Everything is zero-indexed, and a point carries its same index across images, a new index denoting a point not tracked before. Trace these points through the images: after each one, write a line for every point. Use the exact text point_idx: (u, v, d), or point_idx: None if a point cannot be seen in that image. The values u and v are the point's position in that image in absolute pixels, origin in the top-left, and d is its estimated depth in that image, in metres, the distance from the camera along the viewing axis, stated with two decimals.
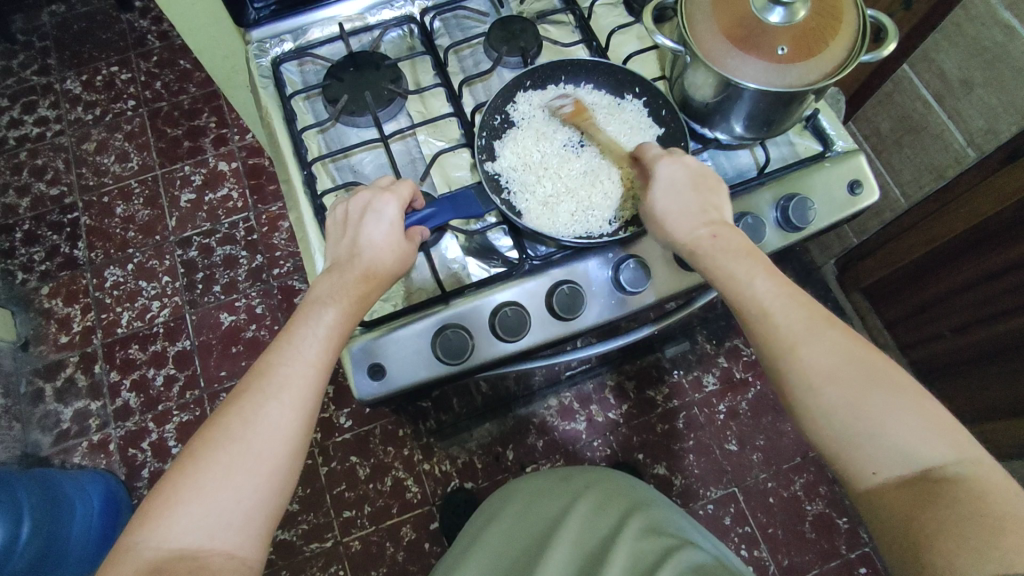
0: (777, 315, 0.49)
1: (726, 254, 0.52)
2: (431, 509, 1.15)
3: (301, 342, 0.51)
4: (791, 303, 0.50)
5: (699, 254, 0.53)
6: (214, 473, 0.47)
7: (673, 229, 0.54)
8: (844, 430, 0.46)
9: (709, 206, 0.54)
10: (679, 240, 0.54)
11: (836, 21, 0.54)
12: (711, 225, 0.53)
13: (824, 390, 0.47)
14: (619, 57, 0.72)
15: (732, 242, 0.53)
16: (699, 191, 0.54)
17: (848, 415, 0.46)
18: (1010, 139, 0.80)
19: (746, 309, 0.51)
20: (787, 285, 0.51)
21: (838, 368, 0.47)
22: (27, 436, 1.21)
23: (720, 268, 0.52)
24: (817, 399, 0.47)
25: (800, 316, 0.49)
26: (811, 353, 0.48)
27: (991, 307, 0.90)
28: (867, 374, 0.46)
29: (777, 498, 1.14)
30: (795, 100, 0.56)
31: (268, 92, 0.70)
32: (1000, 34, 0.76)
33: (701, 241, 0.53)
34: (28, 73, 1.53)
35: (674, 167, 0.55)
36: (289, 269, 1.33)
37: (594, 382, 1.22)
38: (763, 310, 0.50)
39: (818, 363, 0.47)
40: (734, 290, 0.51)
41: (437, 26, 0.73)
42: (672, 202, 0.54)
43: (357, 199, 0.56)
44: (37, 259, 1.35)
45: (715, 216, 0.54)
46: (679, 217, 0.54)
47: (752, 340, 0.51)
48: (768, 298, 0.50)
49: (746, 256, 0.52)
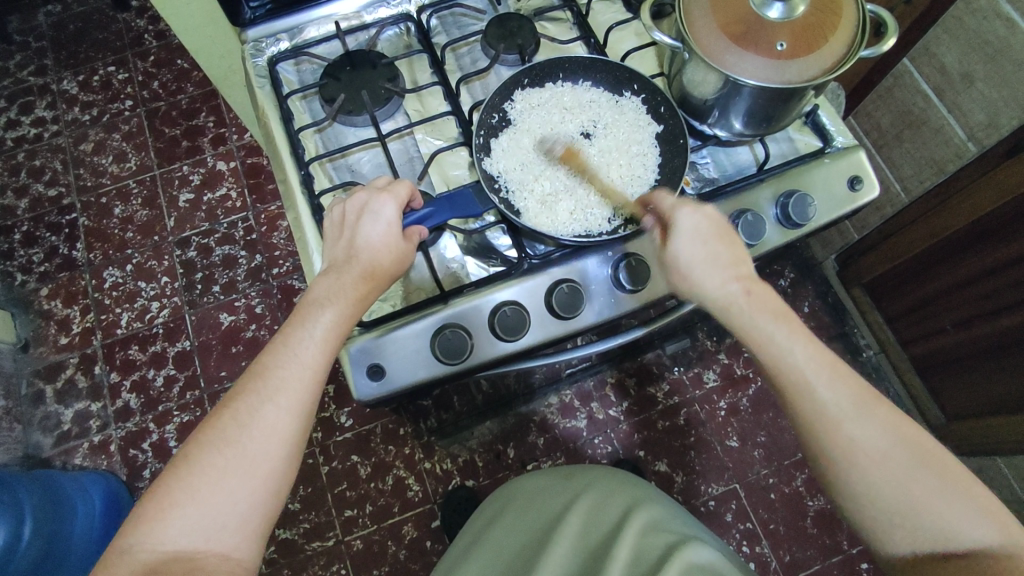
0: (822, 389, 0.49)
1: (766, 316, 0.52)
2: (433, 507, 1.15)
3: (298, 344, 0.51)
4: (834, 375, 0.50)
5: (733, 310, 0.52)
6: (209, 476, 0.47)
7: (702, 282, 0.53)
8: (888, 511, 0.46)
9: (736, 258, 0.53)
10: (710, 293, 0.53)
11: (835, 17, 0.54)
12: (743, 280, 0.53)
13: (871, 469, 0.47)
14: (617, 53, 0.72)
15: (765, 301, 0.52)
16: (724, 242, 0.54)
17: (894, 495, 0.46)
18: (1011, 133, 0.80)
19: (786, 378, 0.50)
20: (827, 355, 0.51)
21: (883, 448, 0.47)
22: (28, 437, 1.21)
23: (760, 333, 0.51)
24: (861, 478, 0.47)
25: (844, 390, 0.49)
26: (856, 429, 0.48)
27: (992, 302, 0.90)
28: (910, 453, 0.47)
29: (778, 494, 1.14)
30: (794, 96, 0.56)
31: (265, 91, 0.69)
32: (1002, 27, 0.75)
33: (735, 296, 0.52)
34: (25, 73, 1.53)
35: (695, 217, 0.54)
36: (289, 268, 1.33)
37: (595, 379, 1.22)
38: (806, 381, 0.50)
39: (863, 441, 0.47)
40: (774, 358, 0.51)
41: (434, 23, 0.73)
42: (699, 254, 0.53)
43: (354, 200, 0.55)
44: (36, 260, 1.35)
45: (743, 270, 0.54)
46: (706, 269, 0.53)
47: (790, 410, 0.51)
48: (809, 368, 0.50)
49: (784, 319, 0.52)
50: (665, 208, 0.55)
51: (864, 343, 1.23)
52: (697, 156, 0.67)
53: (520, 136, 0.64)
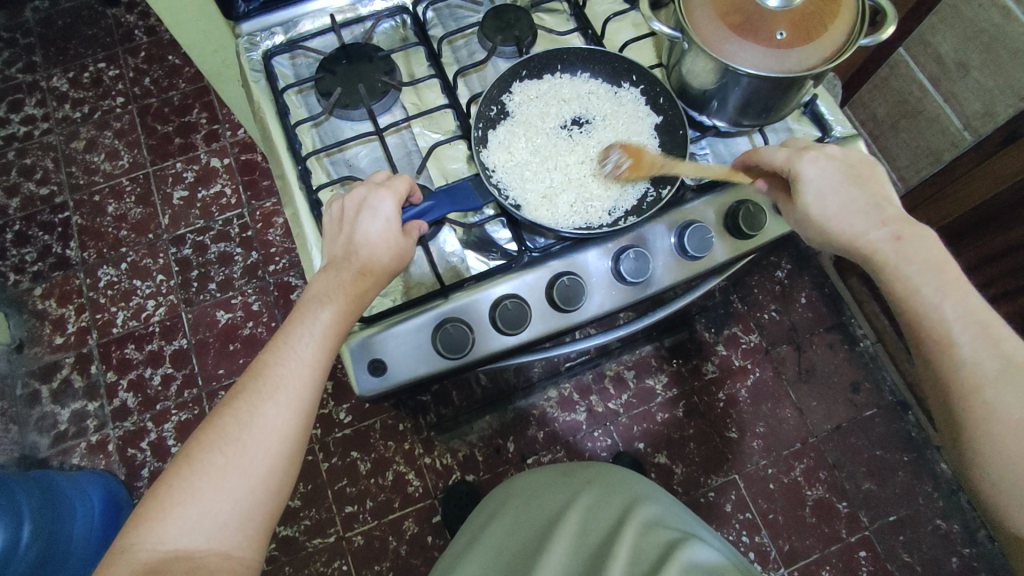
0: (965, 351, 0.48)
1: (913, 262, 0.50)
2: (433, 503, 1.15)
3: (296, 342, 0.51)
4: (983, 337, 0.48)
5: (878, 257, 0.51)
6: (210, 474, 0.46)
7: (844, 228, 0.52)
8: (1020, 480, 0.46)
9: (877, 201, 0.52)
10: (856, 241, 0.52)
11: (835, 5, 0.54)
12: (889, 225, 0.51)
13: (1005, 440, 0.46)
14: (615, 44, 0.71)
15: (918, 246, 0.50)
16: (857, 183, 0.53)
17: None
18: (1007, 121, 0.80)
19: (926, 335, 0.50)
20: (978, 313, 0.49)
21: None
22: (24, 438, 1.20)
23: (905, 282, 0.50)
24: (991, 444, 0.47)
25: (993, 355, 0.47)
26: (998, 400, 0.47)
27: (992, 289, 0.90)
28: None
29: (777, 485, 1.15)
30: (793, 85, 0.56)
31: (260, 86, 0.69)
32: (998, 15, 0.75)
33: (882, 243, 0.51)
34: (14, 71, 1.51)
35: (821, 164, 0.53)
36: (285, 265, 1.32)
37: (594, 372, 1.22)
38: (947, 341, 0.49)
39: (1005, 410, 0.46)
40: (915, 312, 0.50)
41: (429, 15, 0.72)
42: (836, 202, 0.52)
43: (353, 195, 0.55)
44: (29, 260, 1.34)
45: (886, 213, 0.52)
46: (848, 218, 0.52)
47: (927, 367, 0.51)
48: (956, 328, 0.48)
49: (933, 267, 0.50)
50: (782, 162, 0.55)
51: (861, 333, 1.24)
52: (696, 147, 0.67)
53: (518, 129, 0.63)
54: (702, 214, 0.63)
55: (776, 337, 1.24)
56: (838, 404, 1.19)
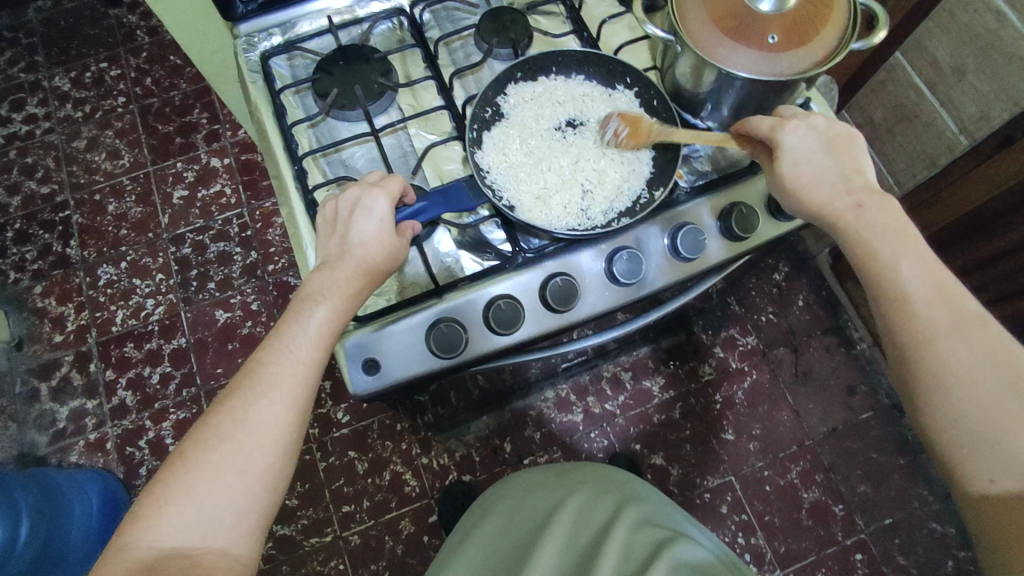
0: (920, 306, 0.48)
1: (874, 227, 0.51)
2: (430, 502, 1.15)
3: (291, 341, 0.51)
4: (938, 294, 0.48)
5: (841, 223, 0.52)
6: (205, 472, 0.47)
7: (812, 194, 0.53)
8: (966, 428, 0.45)
9: (850, 172, 0.53)
10: (821, 207, 0.52)
11: (827, 8, 0.54)
12: (855, 193, 0.52)
13: (955, 391, 0.46)
14: (610, 47, 0.72)
15: (882, 214, 0.51)
16: (833, 154, 0.53)
17: (976, 419, 0.45)
18: (1003, 125, 0.80)
19: (883, 292, 0.49)
20: (935, 272, 0.49)
21: (976, 373, 0.46)
22: (24, 435, 1.21)
23: (862, 244, 0.51)
24: (938, 391, 0.47)
25: (947, 311, 0.48)
26: (952, 352, 0.46)
27: (985, 293, 0.93)
28: (1009, 383, 0.45)
29: (773, 487, 1.15)
30: (785, 88, 0.56)
31: (257, 87, 0.69)
32: (993, 20, 0.75)
33: (845, 210, 0.51)
34: (16, 70, 1.52)
35: (803, 133, 0.54)
36: (284, 265, 1.33)
37: (591, 373, 1.23)
38: (902, 295, 0.49)
39: (955, 360, 0.46)
40: (873, 269, 0.50)
41: (426, 18, 0.73)
42: (808, 169, 0.53)
43: (346, 196, 0.55)
44: (29, 258, 1.34)
45: (856, 183, 0.53)
46: (816, 185, 0.53)
47: (883, 325, 0.50)
48: (912, 284, 0.49)
49: (894, 232, 0.50)
50: (765, 129, 0.55)
51: (857, 335, 1.24)
52: (690, 149, 0.67)
53: (512, 130, 0.64)
54: (696, 215, 0.63)
55: (774, 339, 1.24)
56: (835, 406, 1.19)
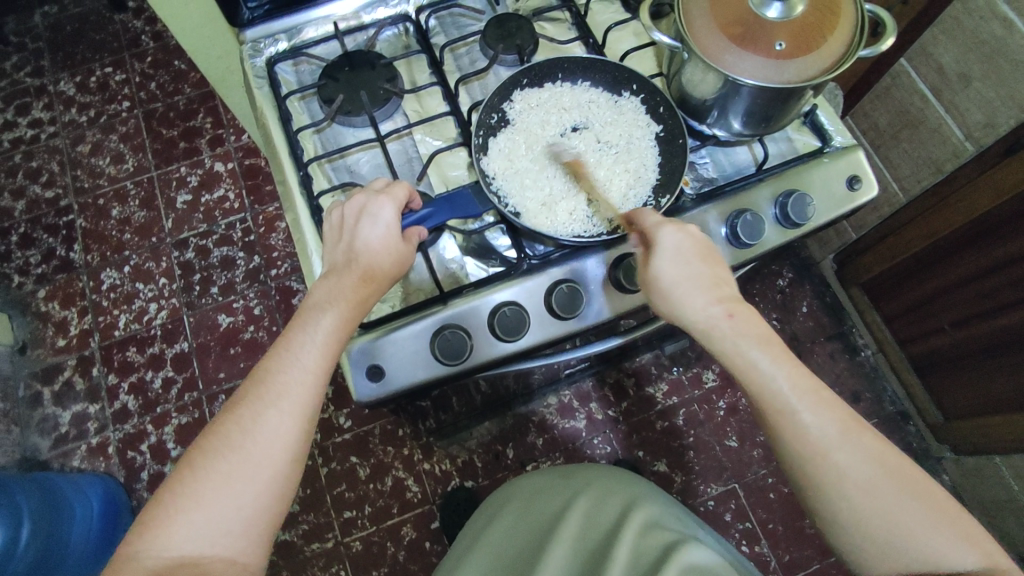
0: (807, 418, 0.48)
1: (745, 338, 0.51)
2: (432, 508, 1.15)
3: (299, 349, 0.51)
4: (818, 401, 0.49)
5: (714, 333, 0.51)
6: (214, 481, 0.46)
7: (685, 301, 0.52)
8: (867, 535, 0.46)
9: (719, 279, 0.53)
10: (692, 316, 0.52)
11: (834, 16, 0.54)
12: (725, 303, 0.52)
13: (855, 500, 0.46)
14: (616, 53, 0.72)
15: (750, 323, 0.52)
16: (705, 262, 0.53)
17: (879, 528, 0.46)
18: (1008, 132, 0.80)
19: (769, 406, 0.49)
20: (809, 379, 0.50)
21: (871, 477, 0.46)
22: (25, 439, 1.21)
23: (742, 357, 0.50)
24: (841, 504, 0.47)
25: (829, 417, 0.48)
26: (844, 461, 0.47)
27: (989, 301, 0.90)
28: (895, 483, 0.47)
29: (777, 494, 1.14)
30: (792, 96, 0.56)
31: (263, 92, 0.69)
32: (999, 27, 0.75)
33: (714, 319, 0.51)
34: (22, 74, 1.52)
35: (678, 236, 0.54)
36: (287, 270, 1.33)
37: (594, 380, 1.22)
38: (790, 408, 0.49)
39: (850, 470, 0.47)
40: (757, 383, 0.50)
41: (432, 24, 0.73)
42: (680, 273, 0.53)
43: (352, 202, 0.55)
44: (33, 262, 1.34)
45: (724, 293, 0.53)
46: (690, 292, 0.52)
47: (774, 438, 0.50)
48: (794, 396, 0.49)
49: (765, 342, 0.51)
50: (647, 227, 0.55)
51: (862, 342, 1.23)
52: (696, 156, 0.67)
53: (517, 137, 0.64)
54: (702, 221, 0.63)
55: None
56: None
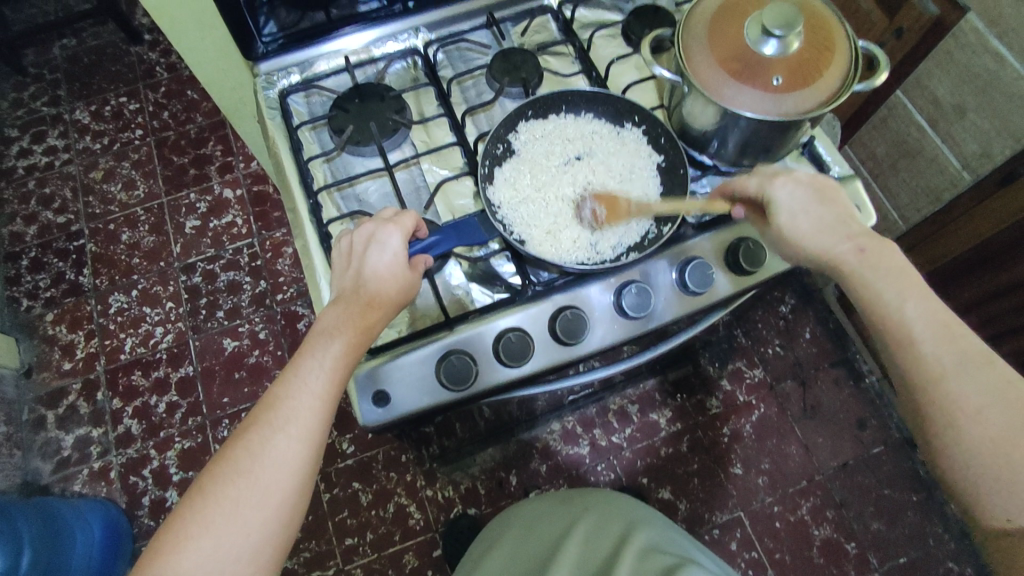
0: (927, 347, 0.48)
1: (875, 272, 0.50)
2: (434, 536, 1.13)
3: (307, 375, 0.51)
4: (943, 334, 0.48)
5: (844, 270, 0.51)
6: (224, 507, 0.47)
7: (816, 247, 0.53)
8: (978, 467, 0.45)
9: (845, 218, 0.53)
10: (823, 257, 0.52)
11: (829, 52, 0.56)
12: (855, 240, 0.52)
13: (969, 429, 0.46)
14: (618, 86, 0.74)
15: (881, 256, 0.51)
16: (827, 204, 0.54)
17: (993, 460, 0.45)
18: (1005, 161, 0.81)
19: (889, 334, 0.49)
20: (939, 313, 0.49)
21: (987, 408, 0.46)
22: (27, 464, 1.20)
23: (867, 289, 0.50)
24: (952, 433, 0.46)
25: (952, 349, 0.47)
26: (962, 392, 0.46)
27: (995, 326, 0.93)
28: (1015, 418, 0.45)
29: (783, 523, 1.13)
30: (791, 127, 0.58)
31: (275, 122, 0.71)
32: (992, 61, 0.78)
33: (847, 257, 0.51)
34: (39, 104, 1.56)
35: (790, 187, 0.55)
36: (292, 294, 1.34)
37: (597, 406, 1.22)
38: (910, 338, 0.48)
39: (964, 401, 0.46)
40: (878, 313, 0.50)
41: (440, 57, 0.76)
42: (805, 220, 0.53)
43: (361, 230, 0.56)
44: (42, 286, 1.36)
45: (853, 229, 0.53)
46: (818, 235, 0.53)
47: (892, 366, 0.50)
48: (917, 326, 0.48)
49: (896, 273, 0.50)
50: (754, 190, 0.56)
51: (865, 369, 1.23)
52: (697, 185, 0.69)
53: (523, 167, 0.65)
54: (703, 249, 0.64)
55: (781, 371, 1.24)
56: (845, 440, 1.18)
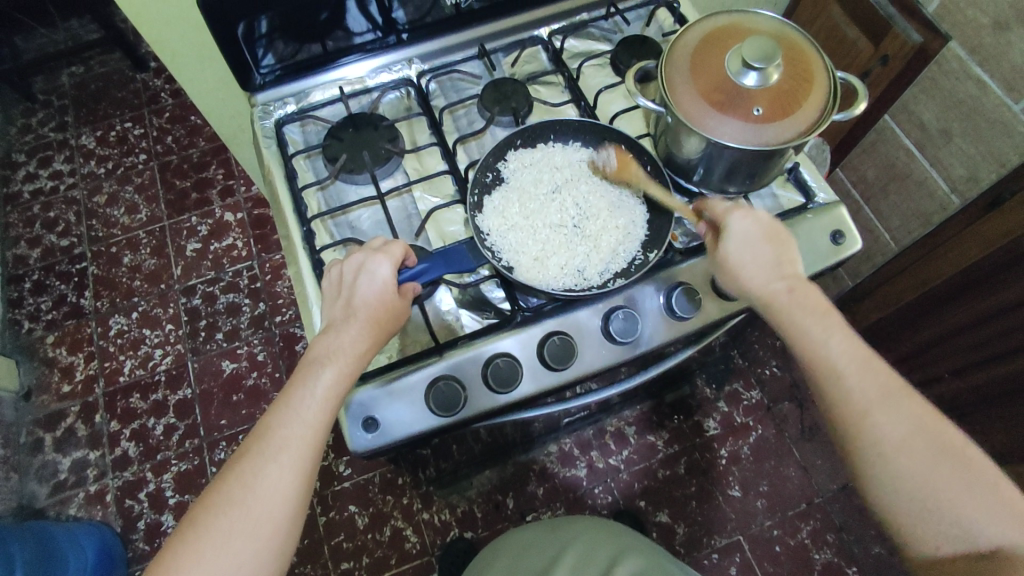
0: (853, 381, 0.51)
1: (802, 311, 0.53)
2: (430, 560, 1.13)
3: (299, 404, 0.52)
4: (865, 369, 0.51)
5: (773, 306, 0.54)
6: (216, 538, 0.47)
7: (749, 280, 0.55)
8: (904, 495, 0.48)
9: (785, 259, 0.55)
10: (754, 291, 0.55)
11: (808, 83, 0.57)
12: (786, 280, 0.55)
13: (893, 458, 0.48)
14: (607, 114, 0.76)
15: (810, 300, 0.54)
16: (773, 244, 0.56)
17: (916, 489, 0.47)
18: (990, 186, 0.82)
19: (818, 368, 0.52)
20: (860, 349, 0.52)
21: (908, 438, 0.48)
22: (24, 487, 1.21)
23: (797, 325, 0.53)
24: (879, 463, 0.49)
25: (873, 383, 0.51)
26: (885, 423, 0.49)
27: (986, 350, 0.92)
28: (933, 447, 0.48)
29: (783, 547, 1.12)
30: (773, 156, 0.59)
31: (271, 151, 0.73)
32: (975, 87, 0.79)
33: (775, 294, 0.54)
34: (46, 130, 1.60)
35: (747, 221, 0.56)
36: (290, 316, 1.35)
37: (594, 428, 1.22)
38: (837, 373, 0.51)
39: (888, 434, 0.49)
40: (808, 349, 0.52)
41: (433, 87, 0.78)
42: (748, 253, 0.55)
43: (351, 260, 0.57)
44: (44, 308, 1.38)
45: (789, 272, 0.55)
46: (754, 269, 0.55)
47: (821, 400, 0.53)
48: (842, 361, 0.51)
49: (822, 314, 0.53)
50: (715, 211, 0.57)
51: None
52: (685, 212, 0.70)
53: (511, 195, 0.66)
54: (691, 275, 0.65)
55: (777, 393, 1.24)
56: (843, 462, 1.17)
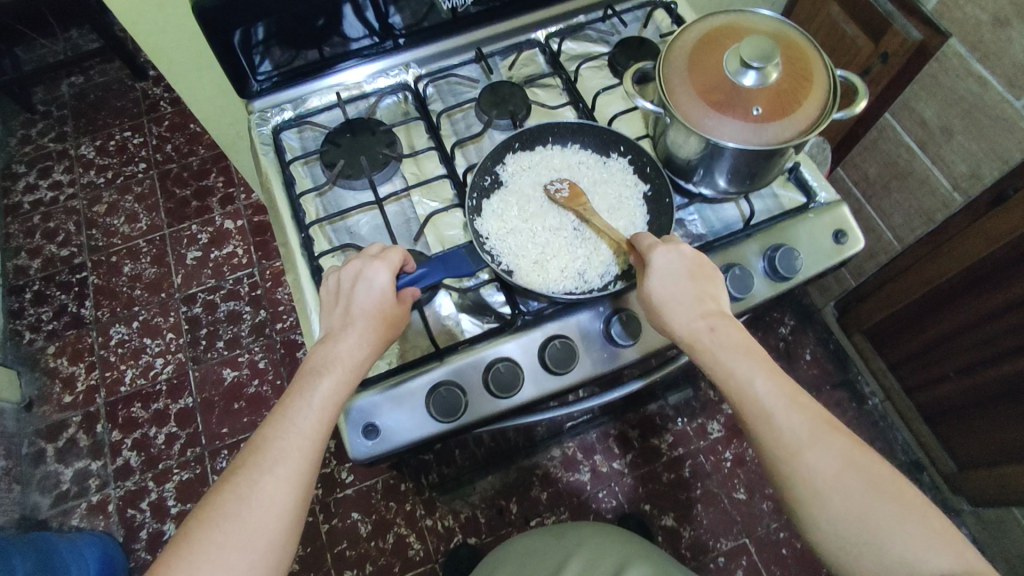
0: (781, 420, 0.48)
1: (726, 351, 0.51)
2: (434, 566, 1.12)
3: (296, 415, 0.51)
4: (792, 405, 0.49)
5: (697, 347, 0.52)
6: (209, 553, 0.46)
7: (672, 320, 0.53)
8: (843, 535, 0.45)
9: (707, 296, 0.53)
10: (678, 331, 0.53)
11: (807, 82, 0.57)
12: (709, 318, 0.52)
13: (829, 497, 0.46)
14: (606, 116, 0.75)
15: (732, 338, 0.52)
16: (696, 281, 0.54)
17: (853, 527, 0.45)
18: (994, 182, 0.82)
19: (746, 409, 0.50)
20: (787, 384, 0.50)
21: (842, 474, 0.46)
22: (25, 498, 1.20)
23: (720, 367, 0.51)
24: (816, 504, 0.46)
25: (803, 420, 0.48)
26: (816, 462, 0.47)
27: (991, 348, 0.91)
28: (866, 481, 0.46)
29: (790, 549, 1.11)
30: (774, 156, 0.58)
31: (268, 158, 0.73)
32: (975, 84, 0.79)
33: (698, 334, 0.52)
34: (45, 140, 1.60)
35: (670, 255, 0.54)
36: (291, 323, 1.35)
37: (598, 431, 1.21)
38: (765, 412, 0.49)
39: (821, 471, 0.46)
40: (734, 389, 0.50)
41: (430, 91, 0.77)
42: (671, 290, 0.53)
43: (348, 268, 0.57)
44: (45, 319, 1.37)
45: (712, 309, 0.53)
46: (676, 308, 0.53)
47: (753, 441, 0.50)
48: (770, 400, 0.49)
49: (747, 353, 0.51)
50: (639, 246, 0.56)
51: (868, 390, 1.23)
52: (685, 213, 0.70)
53: (511, 198, 0.66)
54: None
55: None
56: None
